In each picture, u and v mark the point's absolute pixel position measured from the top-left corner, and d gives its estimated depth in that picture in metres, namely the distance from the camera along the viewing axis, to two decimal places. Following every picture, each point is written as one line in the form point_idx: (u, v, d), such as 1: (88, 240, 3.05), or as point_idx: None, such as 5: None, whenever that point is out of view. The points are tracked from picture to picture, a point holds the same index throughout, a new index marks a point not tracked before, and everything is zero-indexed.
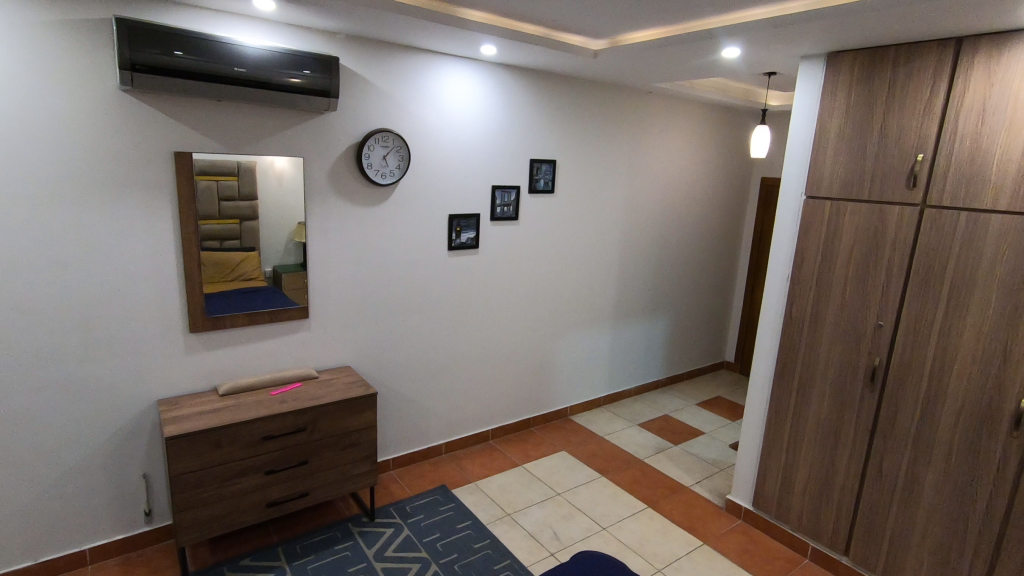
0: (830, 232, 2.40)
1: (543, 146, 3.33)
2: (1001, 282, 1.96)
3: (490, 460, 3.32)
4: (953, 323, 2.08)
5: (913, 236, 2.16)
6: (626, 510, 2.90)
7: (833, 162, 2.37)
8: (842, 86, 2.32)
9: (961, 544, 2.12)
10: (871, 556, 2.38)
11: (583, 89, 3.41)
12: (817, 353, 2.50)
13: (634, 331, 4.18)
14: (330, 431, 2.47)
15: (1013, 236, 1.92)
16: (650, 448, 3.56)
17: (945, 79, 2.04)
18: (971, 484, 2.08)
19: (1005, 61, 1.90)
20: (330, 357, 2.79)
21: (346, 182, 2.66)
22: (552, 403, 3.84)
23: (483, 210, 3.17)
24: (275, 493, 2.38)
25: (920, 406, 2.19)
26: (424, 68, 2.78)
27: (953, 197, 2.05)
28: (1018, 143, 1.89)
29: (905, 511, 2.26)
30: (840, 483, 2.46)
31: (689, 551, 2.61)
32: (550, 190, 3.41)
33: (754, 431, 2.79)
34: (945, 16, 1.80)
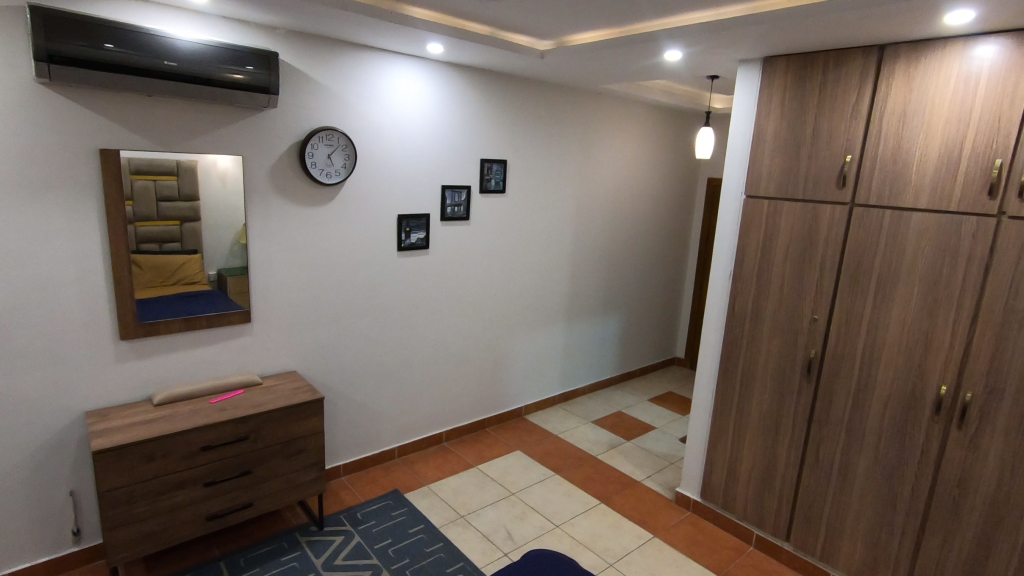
0: (767, 230, 2.49)
1: (493, 146, 3.33)
2: (922, 276, 2.08)
3: (444, 462, 3.30)
4: (880, 316, 2.19)
5: (843, 234, 2.26)
6: (579, 507, 2.93)
7: (770, 164, 2.46)
8: (777, 90, 2.41)
9: (891, 526, 2.24)
10: (811, 541, 2.49)
11: (533, 89, 3.43)
12: (757, 348, 2.59)
13: (587, 329, 4.24)
14: (274, 439, 2.39)
15: (931, 233, 2.05)
16: (603, 445, 3.61)
17: (870, 85, 2.15)
18: (898, 468, 2.19)
19: (923, 68, 2.02)
20: (274, 362, 2.71)
21: (289, 182, 2.58)
22: (507, 403, 3.85)
23: (433, 210, 3.14)
24: (217, 506, 2.29)
25: (852, 396, 2.30)
26: (369, 66, 2.73)
27: (879, 197, 2.16)
28: (935, 144, 2.01)
29: (840, 496, 2.37)
30: (781, 472, 2.56)
31: (640, 544, 2.66)
32: (501, 190, 3.40)
33: (701, 424, 2.87)
34: (868, 24, 1.89)
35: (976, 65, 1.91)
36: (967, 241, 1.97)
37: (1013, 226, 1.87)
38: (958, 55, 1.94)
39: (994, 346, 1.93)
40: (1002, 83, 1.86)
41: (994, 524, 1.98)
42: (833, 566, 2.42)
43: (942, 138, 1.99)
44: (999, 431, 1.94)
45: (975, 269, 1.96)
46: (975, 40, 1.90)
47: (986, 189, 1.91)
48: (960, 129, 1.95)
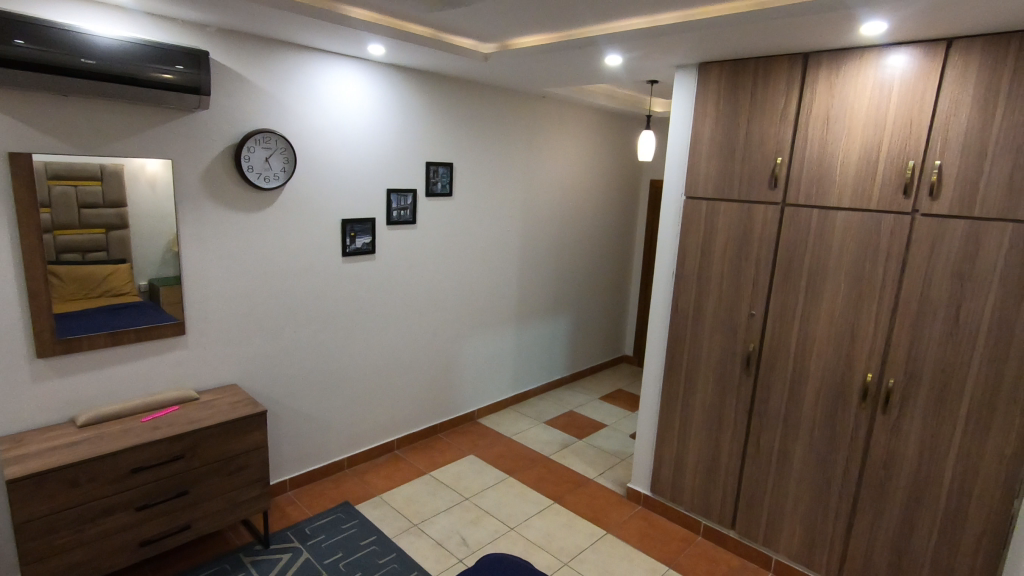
0: (706, 230, 2.59)
1: (438, 149, 3.30)
2: (847, 271, 2.21)
3: (396, 470, 3.24)
4: (811, 310, 2.31)
5: (776, 232, 2.37)
6: (533, 508, 2.94)
7: (707, 166, 2.55)
8: (711, 95, 2.50)
9: (826, 508, 2.36)
10: (754, 528, 2.59)
11: (477, 92, 3.42)
12: (700, 344, 2.68)
13: (537, 330, 4.27)
14: (213, 456, 2.28)
15: (854, 231, 2.17)
16: (556, 445, 3.64)
17: (796, 90, 2.26)
18: (831, 453, 2.32)
19: (843, 75, 2.14)
20: (212, 375, 2.58)
21: (224, 187, 2.47)
22: (459, 407, 3.82)
23: (378, 214, 3.08)
24: (152, 530, 2.16)
25: (787, 387, 2.41)
26: (307, 67, 2.65)
27: (807, 197, 2.28)
28: (856, 147, 2.14)
29: (780, 483, 2.48)
30: (725, 462, 2.66)
31: (593, 542, 2.69)
32: (448, 193, 3.38)
33: (648, 420, 2.94)
34: (792, 33, 2.00)
35: (889, 73, 2.04)
36: (886, 237, 2.10)
37: (925, 223, 2.01)
38: (874, 63, 2.07)
39: (912, 335, 2.08)
40: (912, 90, 2.00)
41: (917, 501, 2.12)
42: (775, 550, 2.53)
43: (861, 141, 2.12)
44: (919, 414, 2.09)
45: (893, 263, 2.10)
46: (888, 49, 2.04)
47: (901, 189, 2.05)
48: (877, 133, 2.08)
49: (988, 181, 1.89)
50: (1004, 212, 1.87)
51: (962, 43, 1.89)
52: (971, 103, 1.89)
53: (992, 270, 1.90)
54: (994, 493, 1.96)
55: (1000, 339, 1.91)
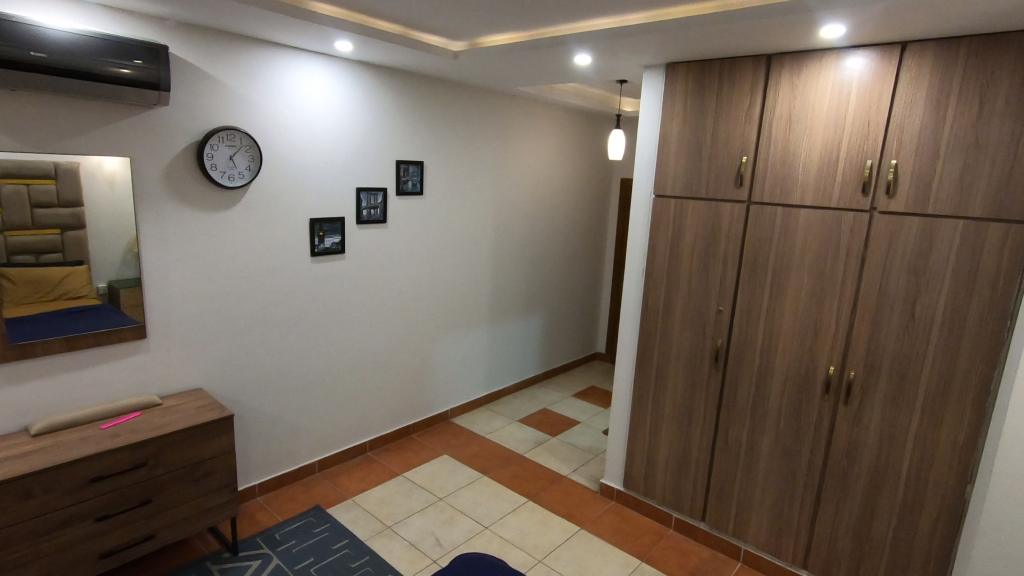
0: (675, 228, 2.63)
1: (408, 147, 3.27)
2: (810, 267, 2.27)
3: (369, 472, 3.20)
4: (776, 305, 2.37)
5: (742, 230, 2.43)
6: (507, 506, 2.95)
7: (675, 165, 2.59)
8: (679, 95, 2.54)
9: (792, 498, 2.42)
10: (724, 519, 2.64)
11: (448, 89, 3.40)
12: (670, 340, 2.72)
13: (510, 329, 4.27)
14: (177, 463, 2.21)
15: (816, 228, 2.24)
16: (529, 442, 3.65)
17: (760, 91, 2.31)
18: (796, 445, 2.38)
19: (804, 76, 2.20)
20: (176, 379, 2.51)
21: (187, 185, 2.40)
22: (432, 407, 3.80)
23: (348, 213, 3.03)
24: (114, 541, 2.09)
25: (754, 381, 2.47)
26: (273, 63, 2.59)
27: (771, 195, 2.33)
28: (817, 146, 2.20)
29: (748, 475, 2.54)
30: (695, 456, 2.71)
31: (567, 538, 2.71)
32: (419, 192, 3.35)
33: (621, 416, 2.97)
34: (755, 35, 2.04)
35: (848, 75, 2.10)
36: (846, 234, 2.17)
37: (882, 220, 2.08)
38: (833, 65, 2.13)
39: (872, 329, 2.15)
40: (870, 92, 2.06)
41: (877, 489, 2.20)
42: (744, 540, 2.59)
43: (823, 140, 2.18)
44: (878, 405, 2.16)
45: (854, 259, 2.16)
46: (847, 52, 2.10)
47: (860, 187, 2.12)
48: (837, 133, 2.14)
49: (941, 180, 1.96)
50: (956, 209, 1.94)
51: (916, 46, 1.96)
52: (924, 105, 1.96)
53: (945, 265, 1.98)
54: (949, 479, 2.04)
55: (953, 331, 1.99)
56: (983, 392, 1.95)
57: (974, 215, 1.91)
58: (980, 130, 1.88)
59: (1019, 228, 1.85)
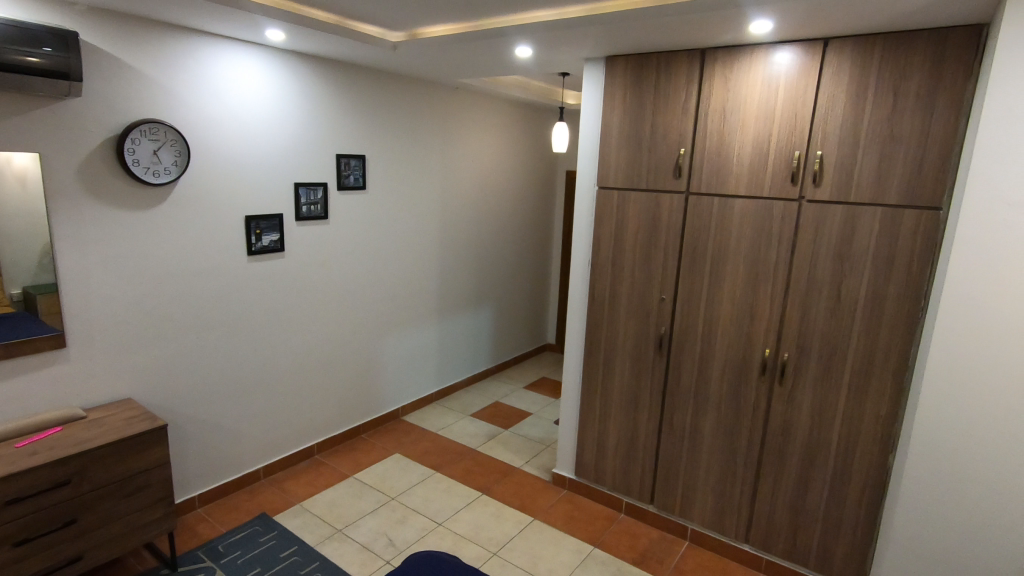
0: (618, 220, 2.67)
1: (348, 141, 3.18)
2: (745, 255, 2.36)
3: (318, 476, 3.12)
4: (715, 292, 2.46)
5: (681, 220, 2.49)
6: (461, 502, 2.94)
7: (616, 157, 2.63)
8: (618, 88, 2.58)
9: (733, 477, 2.53)
10: (671, 501, 2.73)
11: (388, 81, 3.32)
12: (616, 329, 2.77)
13: (460, 323, 4.25)
14: (106, 479, 2.08)
15: (750, 217, 2.33)
16: (482, 436, 3.66)
17: (695, 85, 2.38)
18: (736, 425, 2.49)
19: (736, 71, 2.28)
20: (102, 390, 2.35)
21: (107, 183, 2.25)
22: (382, 406, 3.73)
23: (286, 209, 2.92)
24: (35, 566, 1.94)
25: (697, 366, 2.55)
26: (198, 52, 2.45)
27: (708, 186, 2.41)
28: (749, 138, 2.28)
29: (692, 457, 2.63)
30: (642, 441, 2.78)
31: (521, 529, 2.73)
32: (361, 187, 3.27)
33: (571, 405, 3.02)
34: (689, 29, 2.09)
35: (776, 69, 2.19)
36: (778, 222, 2.27)
37: (810, 208, 2.19)
38: (762, 60, 2.22)
39: (802, 312, 2.26)
40: (796, 86, 2.16)
41: (810, 463, 2.32)
42: (690, 519, 2.69)
43: (754, 132, 2.26)
44: (810, 383, 2.28)
45: (785, 246, 2.27)
46: (774, 47, 2.19)
47: (789, 177, 2.22)
48: (767, 126, 2.23)
49: (861, 170, 2.08)
50: (875, 197, 2.07)
51: (837, 42, 2.07)
52: (845, 98, 2.07)
53: (866, 250, 2.10)
54: (874, 450, 2.18)
55: (874, 311, 2.11)
56: (901, 368, 2.09)
57: (891, 202, 2.04)
58: (895, 122, 2.00)
59: (930, 214, 1.98)
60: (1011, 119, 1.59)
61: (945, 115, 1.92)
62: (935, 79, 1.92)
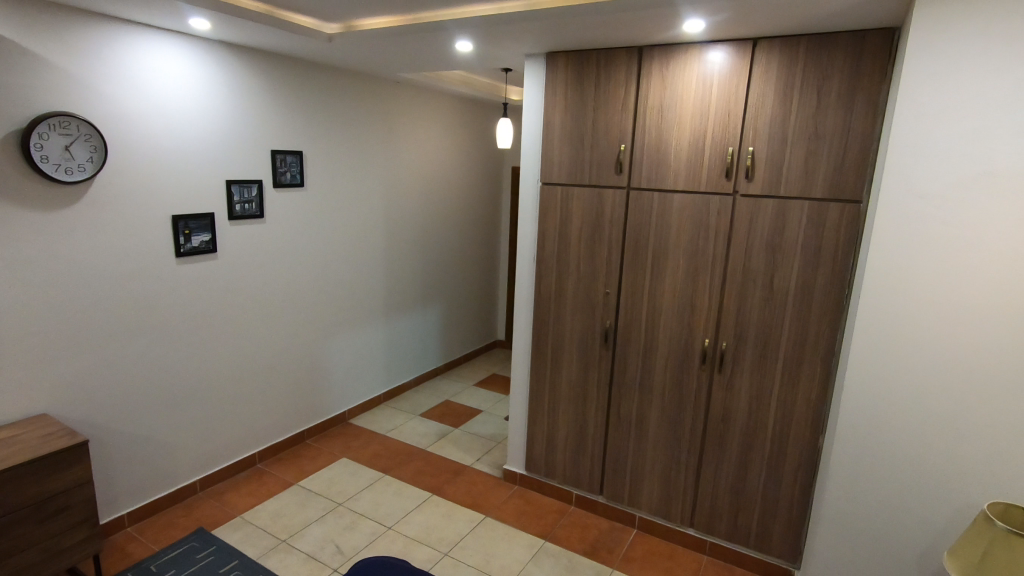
0: (562, 215, 2.69)
1: (284, 136, 3.05)
2: (685, 248, 2.43)
3: (261, 485, 3.00)
4: (657, 285, 2.51)
5: (624, 215, 2.54)
6: (411, 503, 2.89)
7: (559, 153, 2.65)
8: (559, 84, 2.59)
9: (678, 464, 2.60)
10: (620, 491, 2.78)
11: (325, 75, 3.21)
12: (563, 323, 2.79)
13: (408, 322, 4.18)
14: (19, 502, 1.92)
15: (688, 211, 2.39)
16: (432, 436, 3.61)
17: (633, 82, 2.42)
18: (679, 414, 2.56)
19: (673, 68, 2.33)
20: (13, 406, 2.17)
21: (12, 182, 2.06)
22: (328, 410, 3.63)
23: (218, 208, 2.78)
24: None
25: (641, 357, 2.61)
26: (114, 40, 2.29)
27: (647, 181, 2.46)
28: (686, 134, 2.34)
29: (639, 446, 2.69)
30: (591, 433, 2.82)
31: (472, 527, 2.72)
32: (300, 184, 3.15)
33: (520, 401, 3.03)
34: (625, 27, 2.12)
35: (710, 67, 2.26)
36: (714, 216, 2.34)
37: (744, 202, 2.27)
38: (697, 58, 2.28)
39: (739, 302, 2.35)
40: (729, 83, 2.23)
41: (749, 446, 2.42)
42: (638, 507, 2.75)
43: (691, 129, 2.33)
44: (747, 371, 2.37)
45: (721, 239, 2.35)
46: (707, 46, 2.25)
47: (724, 172, 2.29)
48: (703, 123, 2.30)
49: (789, 165, 2.17)
50: (803, 191, 2.16)
51: (765, 42, 2.15)
52: (774, 96, 2.16)
53: (796, 242, 2.20)
54: (806, 432, 2.29)
55: (804, 300, 2.22)
56: (829, 353, 2.21)
57: (817, 196, 2.14)
58: (819, 120, 2.10)
59: (852, 206, 2.09)
60: (921, 117, 1.70)
61: (864, 113, 2.03)
62: (854, 79, 2.03)
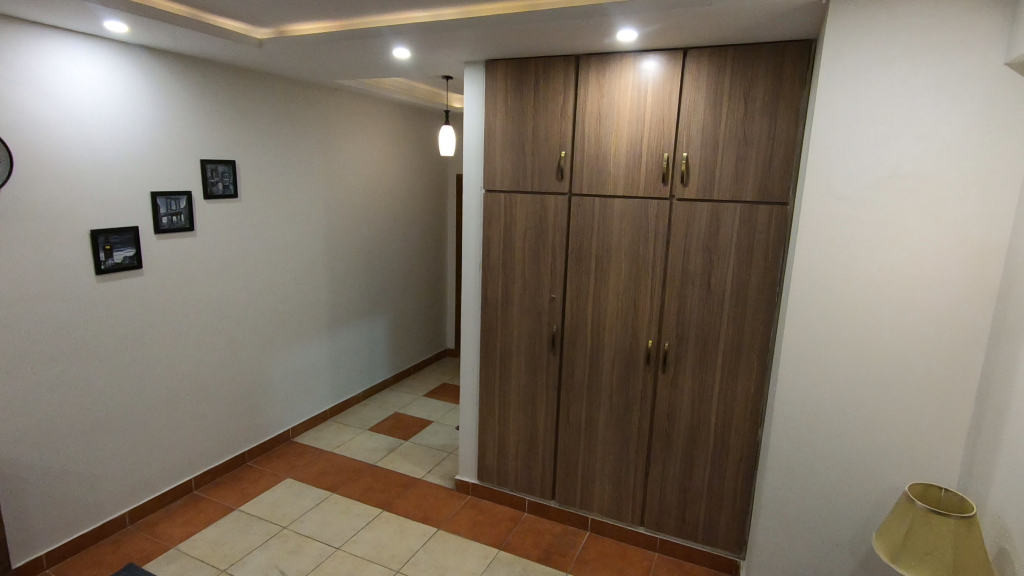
0: (506, 222, 2.69)
1: (214, 145, 2.92)
2: (626, 251, 2.48)
3: (197, 513, 2.83)
4: (601, 288, 2.55)
5: (566, 221, 2.57)
6: (360, 521, 2.81)
7: (501, 160, 2.65)
8: (499, 92, 2.60)
9: (627, 464, 2.64)
10: (571, 494, 2.80)
11: (257, 81, 3.10)
12: (510, 330, 2.79)
13: (353, 335, 4.07)
14: None
15: (628, 216, 2.45)
16: (381, 450, 3.52)
17: (571, 90, 2.46)
18: (627, 415, 2.60)
19: (609, 76, 2.38)
20: None
21: None
22: (270, 429, 3.47)
23: (142, 221, 2.62)
24: None
25: (588, 360, 2.64)
26: (19, 43, 2.13)
27: (588, 186, 2.50)
28: (624, 140, 2.40)
29: (588, 449, 2.72)
30: (541, 438, 2.82)
31: (424, 542, 2.67)
32: (232, 195, 3.02)
33: (470, 410, 3.00)
34: (560, 36, 2.16)
35: (644, 76, 2.32)
36: (653, 219, 2.40)
37: (680, 206, 2.35)
38: (631, 66, 2.34)
39: (679, 303, 2.42)
40: (662, 91, 2.30)
41: (694, 442, 2.48)
42: (590, 509, 2.77)
43: (628, 135, 2.38)
44: (689, 369, 2.44)
45: (660, 243, 2.41)
46: (640, 55, 2.32)
47: (660, 177, 2.36)
48: (639, 130, 2.36)
49: (721, 170, 2.26)
50: (734, 194, 2.25)
51: (694, 52, 2.23)
52: (704, 103, 2.24)
53: (730, 243, 2.29)
54: (746, 426, 2.38)
55: (739, 299, 2.31)
56: (764, 349, 2.30)
57: (747, 198, 2.24)
58: (747, 126, 2.19)
59: (779, 208, 2.20)
60: (836, 124, 1.80)
61: (787, 119, 2.14)
62: (777, 87, 2.13)
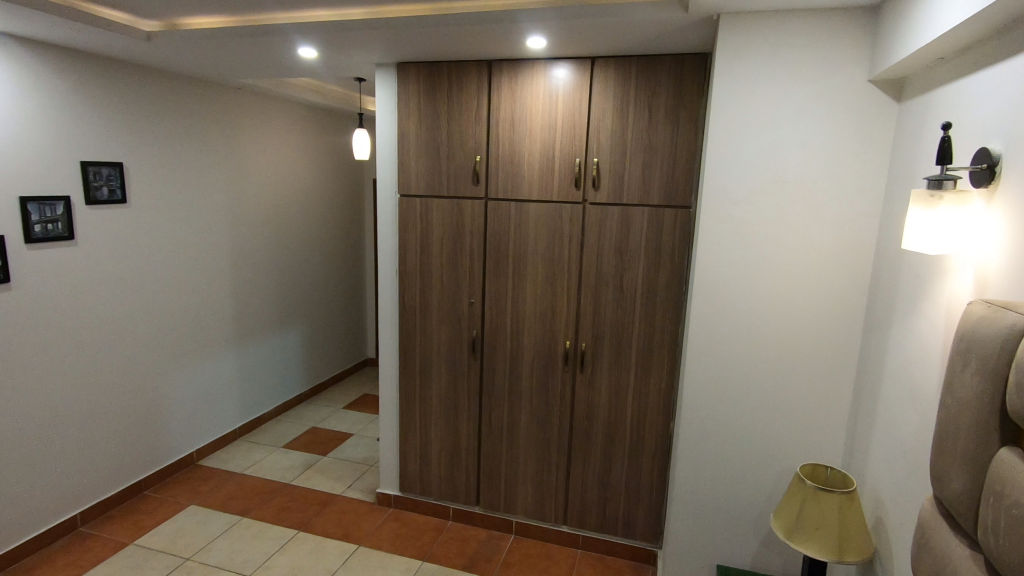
0: (422, 226, 2.65)
1: (97, 145, 2.67)
2: (542, 254, 2.51)
3: (85, 551, 2.56)
4: (519, 292, 2.57)
5: (483, 225, 2.57)
6: (275, 544, 2.66)
7: (416, 164, 2.61)
8: (412, 96, 2.57)
9: (548, 464, 2.68)
10: (495, 498, 2.80)
11: (146, 78, 2.86)
12: (430, 336, 2.75)
13: (264, 347, 3.85)
14: None
15: (543, 220, 2.49)
16: (297, 468, 3.36)
17: (485, 95, 2.47)
18: (547, 416, 2.64)
19: (521, 82, 2.41)
20: None
21: None
22: (170, 453, 3.21)
23: (9, 229, 2.35)
24: None
25: (508, 364, 2.65)
26: None
27: (503, 191, 2.52)
28: (536, 144, 2.44)
29: (511, 452, 2.73)
30: (464, 444, 2.80)
31: (344, 561, 2.56)
32: (120, 200, 2.77)
33: (390, 420, 2.92)
34: (470, 41, 2.16)
35: (555, 83, 2.38)
36: (567, 223, 2.46)
37: (592, 210, 2.41)
38: (543, 74, 2.38)
39: (594, 304, 2.48)
40: (572, 98, 2.36)
41: (612, 438, 2.56)
42: (514, 513, 2.78)
43: (541, 140, 2.42)
44: (605, 368, 2.51)
45: (575, 245, 2.47)
46: (551, 63, 2.37)
47: (573, 182, 2.42)
48: (551, 135, 2.41)
49: (629, 174, 2.35)
50: (641, 198, 2.35)
51: (601, 61, 2.31)
52: (612, 110, 2.32)
53: (639, 245, 2.38)
54: (659, 420, 2.48)
55: (649, 298, 2.41)
56: (674, 346, 2.41)
57: (654, 203, 2.34)
58: (651, 134, 2.29)
59: (682, 212, 2.32)
60: (729, 133, 1.93)
61: (688, 127, 2.26)
62: (677, 97, 2.25)
